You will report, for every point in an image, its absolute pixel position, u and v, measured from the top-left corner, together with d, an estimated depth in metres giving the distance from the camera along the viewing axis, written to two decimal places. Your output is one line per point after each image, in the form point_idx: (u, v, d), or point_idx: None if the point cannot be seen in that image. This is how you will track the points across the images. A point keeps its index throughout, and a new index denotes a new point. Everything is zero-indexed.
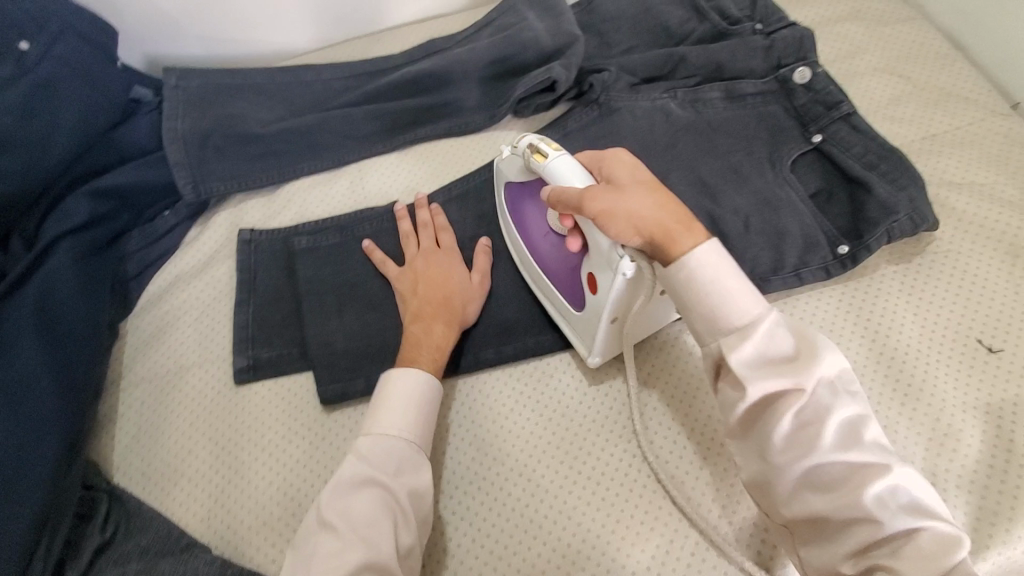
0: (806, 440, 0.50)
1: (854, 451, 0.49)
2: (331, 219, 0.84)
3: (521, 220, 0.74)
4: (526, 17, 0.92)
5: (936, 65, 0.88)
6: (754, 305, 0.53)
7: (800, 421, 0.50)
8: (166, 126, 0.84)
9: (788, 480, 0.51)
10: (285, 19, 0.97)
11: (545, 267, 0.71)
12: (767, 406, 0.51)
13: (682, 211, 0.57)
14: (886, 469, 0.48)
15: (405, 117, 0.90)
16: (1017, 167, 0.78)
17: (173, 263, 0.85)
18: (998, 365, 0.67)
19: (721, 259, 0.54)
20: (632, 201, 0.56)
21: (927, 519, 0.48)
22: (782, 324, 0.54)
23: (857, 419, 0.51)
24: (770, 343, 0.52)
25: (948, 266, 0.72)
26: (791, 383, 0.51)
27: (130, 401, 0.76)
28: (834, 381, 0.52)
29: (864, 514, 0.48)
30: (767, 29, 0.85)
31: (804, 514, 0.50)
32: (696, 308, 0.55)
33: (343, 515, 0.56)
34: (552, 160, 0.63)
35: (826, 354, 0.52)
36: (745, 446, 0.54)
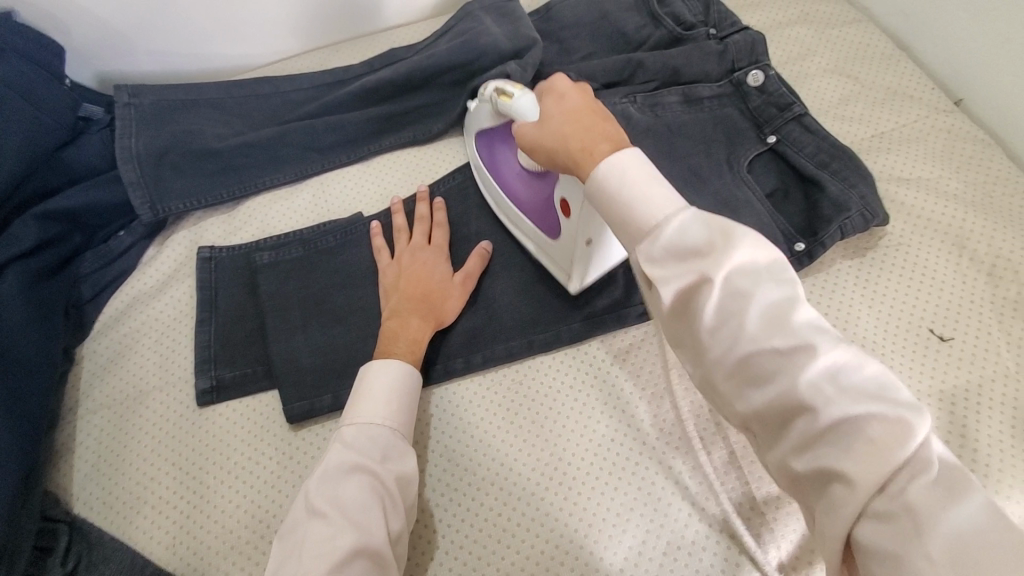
0: (727, 334, 0.45)
1: (781, 338, 0.44)
2: (294, 233, 0.83)
3: (493, 162, 0.81)
4: (485, 24, 0.92)
5: (882, 65, 0.91)
6: (662, 203, 0.50)
7: (722, 313, 0.45)
8: (119, 144, 0.82)
9: (725, 381, 0.46)
10: (241, 31, 0.96)
11: (520, 203, 0.77)
12: (689, 306, 0.47)
13: (592, 133, 0.56)
14: (815, 351, 0.43)
15: (367, 127, 0.89)
16: (960, 162, 0.81)
17: (130, 285, 0.83)
18: (950, 353, 0.69)
19: (624, 163, 0.52)
20: (542, 134, 0.60)
21: (877, 397, 0.41)
22: (689, 214, 0.48)
23: (781, 300, 0.45)
24: (682, 236, 0.47)
25: (899, 258, 0.75)
26: (699, 275, 0.46)
27: (88, 428, 0.74)
28: (754, 266, 0.46)
29: (801, 405, 0.42)
30: (720, 34, 0.88)
31: (751, 413, 0.46)
32: (613, 214, 0.52)
33: (333, 501, 0.55)
34: (514, 98, 0.69)
35: (744, 241, 0.46)
36: (684, 351, 0.50)
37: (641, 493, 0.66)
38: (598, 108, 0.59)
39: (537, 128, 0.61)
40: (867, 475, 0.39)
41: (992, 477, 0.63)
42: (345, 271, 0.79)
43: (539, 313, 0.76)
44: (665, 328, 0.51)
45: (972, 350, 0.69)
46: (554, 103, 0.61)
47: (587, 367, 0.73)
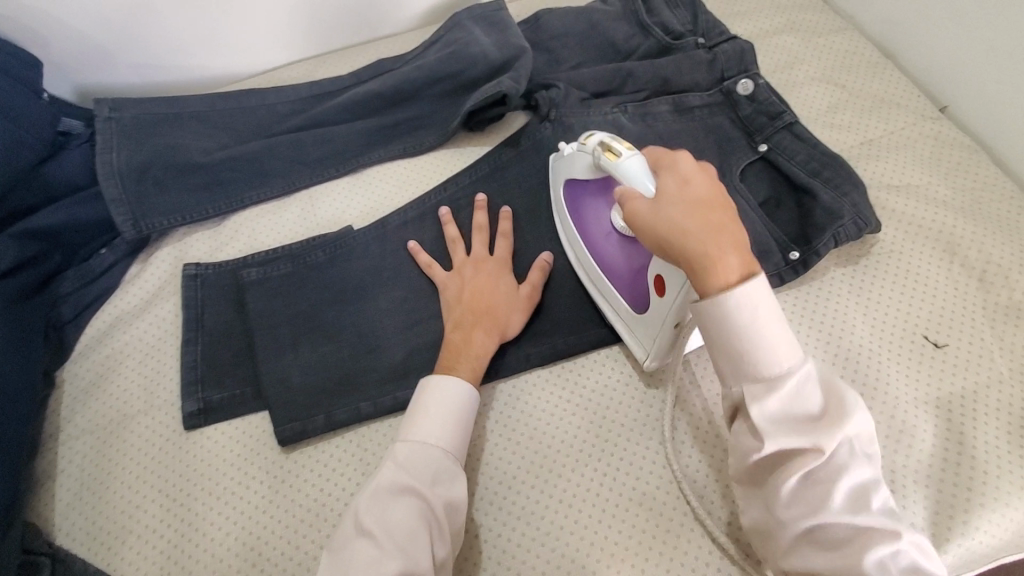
0: (811, 496, 0.51)
1: (863, 516, 0.49)
2: (282, 248, 0.81)
3: (581, 215, 0.75)
4: (473, 33, 0.92)
5: (868, 72, 0.92)
6: (790, 355, 0.53)
7: (806, 482, 0.51)
8: (100, 160, 0.79)
9: (788, 537, 0.51)
10: (226, 43, 0.94)
11: (607, 267, 0.71)
12: (780, 458, 0.53)
13: (719, 236, 0.53)
14: (893, 537, 0.48)
15: (356, 140, 0.88)
16: (948, 168, 0.82)
17: (113, 304, 0.80)
18: (944, 359, 0.69)
19: (756, 295, 0.52)
20: (659, 217, 0.55)
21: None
22: (807, 377, 0.53)
23: (869, 483, 0.51)
24: (793, 402, 0.53)
25: (893, 266, 0.75)
26: (809, 443, 0.51)
27: (70, 455, 0.71)
28: (856, 443, 0.52)
29: (860, 573, 0.47)
30: (709, 43, 0.88)
31: (801, 569, 0.50)
32: (721, 351, 0.54)
33: (381, 523, 0.55)
34: (625, 159, 0.62)
35: (858, 413, 0.52)
36: (751, 493, 0.56)
37: (639, 509, 0.65)
38: (720, 200, 0.56)
39: (650, 209, 0.57)
40: None
41: (992, 484, 0.63)
42: (336, 287, 0.78)
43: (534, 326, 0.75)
44: (736, 468, 0.57)
45: (966, 357, 0.69)
46: (679, 187, 0.57)
47: (583, 382, 0.72)
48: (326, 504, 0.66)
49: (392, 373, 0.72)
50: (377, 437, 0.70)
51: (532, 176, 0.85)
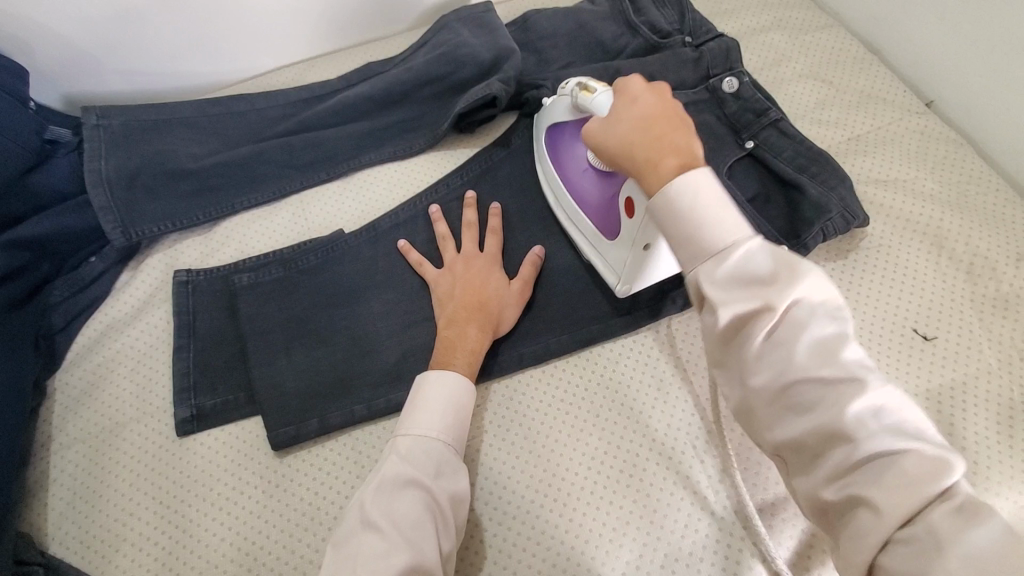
0: (777, 363, 0.45)
1: (830, 372, 0.44)
2: (274, 253, 0.81)
3: (559, 156, 0.78)
4: (462, 34, 0.92)
5: (854, 68, 0.92)
6: (733, 224, 0.47)
7: (772, 343, 0.45)
8: (88, 168, 0.79)
9: (764, 408, 0.46)
10: (214, 48, 0.94)
11: (582, 200, 0.75)
12: (738, 329, 0.46)
13: (662, 140, 0.52)
14: (864, 389, 0.43)
15: (346, 143, 0.88)
16: (934, 162, 0.83)
17: (104, 313, 0.80)
18: (933, 352, 0.70)
19: (700, 178, 0.49)
20: (610, 135, 0.56)
21: (916, 442, 0.42)
22: (753, 238, 0.47)
23: (835, 337, 0.45)
24: (745, 261, 0.46)
25: (882, 260, 0.76)
26: (760, 303, 0.45)
27: (62, 464, 0.71)
28: (814, 299, 0.45)
29: (841, 436, 0.43)
30: (696, 42, 0.88)
31: (785, 441, 0.46)
32: (674, 229, 0.49)
33: (388, 515, 0.54)
34: (597, 95, 0.67)
35: (809, 271, 0.46)
36: (721, 373, 0.50)
37: (635, 506, 0.65)
38: (674, 109, 0.55)
39: (604, 127, 0.57)
40: (895, 508, 0.40)
41: (983, 474, 0.64)
42: (328, 290, 0.78)
43: (527, 326, 0.75)
44: (707, 346, 0.50)
45: (955, 348, 0.70)
46: (628, 105, 0.57)
47: (576, 379, 0.73)
48: (322, 507, 0.66)
49: (386, 375, 0.72)
50: (371, 440, 0.70)
51: (522, 176, 0.85)
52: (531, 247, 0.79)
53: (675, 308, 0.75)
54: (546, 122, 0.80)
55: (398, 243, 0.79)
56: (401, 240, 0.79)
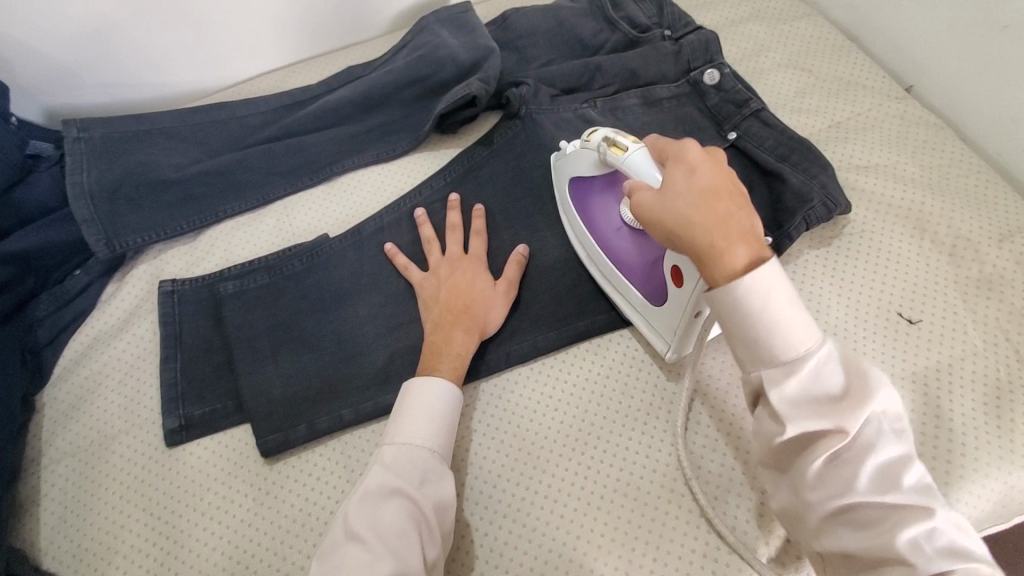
0: (838, 479, 0.46)
1: (891, 494, 0.44)
2: (259, 260, 0.80)
3: (586, 212, 0.75)
4: (441, 35, 0.92)
5: (833, 56, 0.93)
6: (806, 333, 0.47)
7: (834, 463, 0.46)
8: (69, 181, 0.79)
9: (818, 516, 0.47)
10: (194, 57, 0.94)
11: (619, 262, 0.71)
12: (804, 442, 0.48)
13: (728, 228, 0.49)
14: (927, 515, 0.43)
15: (329, 148, 0.88)
16: (915, 146, 0.83)
17: (90, 325, 0.80)
18: (918, 335, 0.70)
19: (767, 281, 0.47)
20: (667, 210, 0.52)
21: (968, 565, 0.42)
22: (827, 355, 0.47)
23: (899, 459, 0.46)
24: (817, 380, 0.47)
25: (865, 245, 0.76)
26: (830, 424, 0.46)
27: (52, 479, 0.70)
28: (884, 420, 0.46)
29: (897, 558, 0.43)
30: (675, 35, 0.89)
31: (835, 549, 0.46)
32: (734, 337, 0.50)
33: (371, 526, 0.54)
34: (633, 154, 0.63)
35: (883, 389, 0.46)
36: (778, 475, 0.52)
37: (624, 501, 0.65)
38: (734, 185, 0.51)
39: (656, 200, 0.53)
40: None
41: (971, 455, 0.64)
42: (314, 295, 0.78)
43: (514, 324, 0.75)
44: (759, 451, 0.52)
45: (941, 331, 0.70)
46: (685, 176, 0.52)
47: (565, 376, 0.73)
48: (312, 512, 0.66)
49: (374, 378, 0.72)
50: (360, 444, 0.70)
51: (505, 174, 0.85)
52: (516, 246, 0.79)
53: None
54: (563, 177, 0.78)
55: (385, 247, 0.79)
56: (387, 244, 0.79)
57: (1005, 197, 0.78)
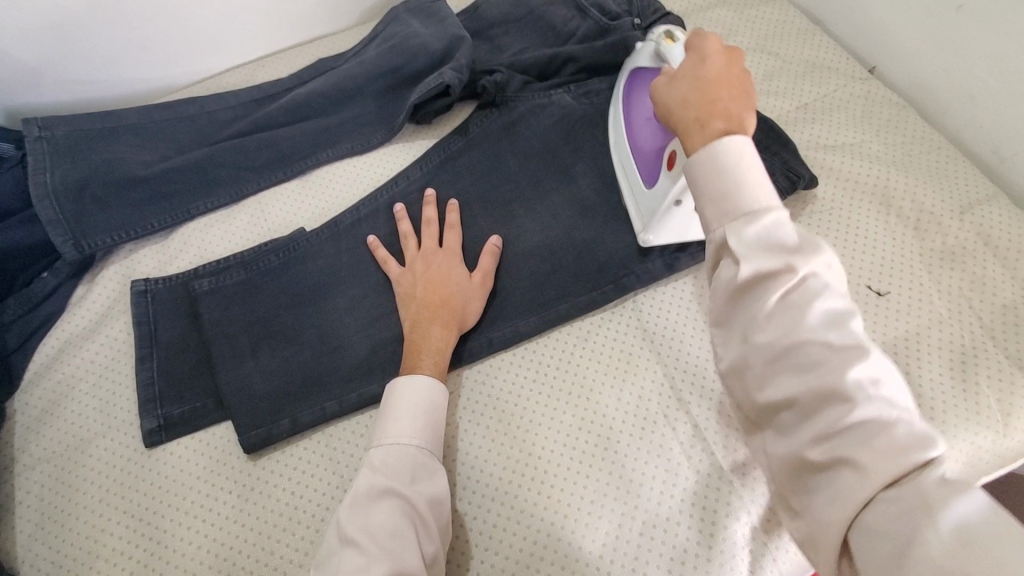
0: (787, 322, 0.43)
1: (840, 337, 0.42)
2: (233, 256, 0.79)
3: (629, 104, 0.80)
4: (411, 25, 0.92)
5: (799, 39, 0.95)
6: (766, 192, 0.47)
7: (786, 306, 0.44)
8: (32, 181, 0.76)
9: (761, 363, 0.45)
10: (160, 51, 0.92)
11: (635, 147, 0.77)
12: (753, 286, 0.45)
13: (715, 104, 0.51)
14: (867, 358, 0.41)
15: (302, 140, 0.87)
16: (880, 125, 0.85)
17: (61, 328, 0.78)
18: (887, 306, 0.72)
19: (743, 144, 0.48)
20: (670, 91, 0.55)
21: (907, 416, 0.40)
22: (784, 213, 0.46)
23: (844, 311, 0.44)
24: (773, 228, 0.45)
25: (835, 222, 0.78)
26: (781, 265, 0.44)
27: (27, 486, 0.69)
28: (828, 274, 0.45)
29: (837, 398, 0.41)
30: (644, 23, 0.90)
31: (776, 400, 0.44)
32: (700, 190, 0.49)
33: (365, 529, 0.53)
34: (677, 47, 0.67)
35: (826, 247, 0.46)
36: (725, 329, 0.48)
37: (609, 479, 0.66)
38: (739, 77, 0.53)
39: (667, 84, 0.56)
40: (881, 467, 0.38)
41: (941, 418, 0.66)
42: (293, 290, 0.77)
43: (495, 309, 0.75)
44: (711, 304, 0.49)
45: (909, 301, 0.72)
46: (696, 64, 0.55)
47: (546, 359, 0.73)
48: (300, 507, 0.66)
49: (356, 370, 0.72)
50: (346, 436, 0.69)
51: (483, 163, 0.85)
52: (492, 235, 0.79)
53: (638, 282, 0.76)
54: (625, 66, 0.82)
55: (367, 241, 0.78)
56: (368, 237, 0.79)
57: (965, 172, 0.80)
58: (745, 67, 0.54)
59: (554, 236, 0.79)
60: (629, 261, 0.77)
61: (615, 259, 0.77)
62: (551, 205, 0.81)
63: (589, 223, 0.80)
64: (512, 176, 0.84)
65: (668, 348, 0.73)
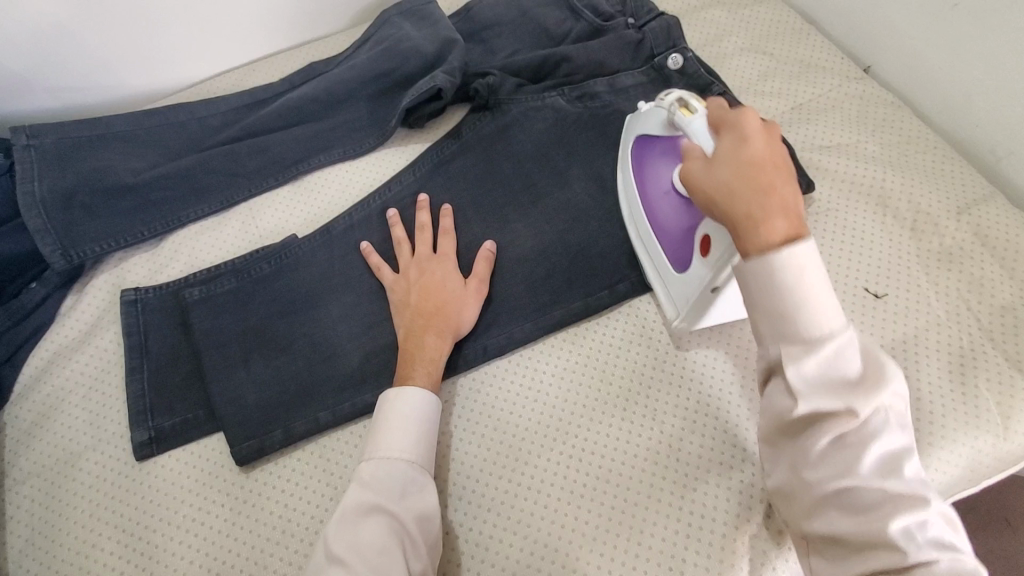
0: (839, 466, 0.49)
1: (895, 484, 0.48)
2: (224, 264, 0.78)
3: (643, 173, 0.74)
4: (403, 28, 0.91)
5: (794, 39, 0.94)
6: (833, 316, 0.50)
7: (839, 445, 0.49)
8: (19, 191, 0.75)
9: (814, 488, 0.50)
10: (149, 57, 0.91)
11: (657, 224, 0.71)
12: (811, 421, 0.51)
13: (772, 199, 0.50)
14: (922, 505, 0.47)
15: (294, 146, 0.86)
16: (875, 125, 0.85)
17: (50, 339, 0.77)
18: (885, 309, 0.72)
19: (806, 254, 0.49)
20: (709, 176, 0.54)
21: (954, 554, 0.45)
22: (845, 344, 0.50)
23: (899, 453, 0.49)
24: (834, 364, 0.50)
25: (832, 224, 0.78)
26: (842, 405, 0.49)
27: (17, 501, 0.68)
28: (891, 410, 0.50)
29: (884, 539, 0.46)
30: (638, 23, 0.89)
31: (823, 531, 0.50)
32: (757, 314, 0.52)
33: (352, 547, 0.53)
34: (696, 120, 0.61)
35: (892, 378, 0.50)
36: (777, 453, 0.55)
37: (607, 489, 0.65)
38: (782, 160, 0.53)
39: (705, 169, 0.55)
40: None
41: (939, 422, 0.66)
42: (285, 298, 0.76)
43: (490, 316, 0.74)
44: (765, 425, 0.55)
45: (907, 304, 0.72)
46: (735, 143, 0.54)
47: (543, 366, 0.73)
48: (293, 520, 0.65)
49: (350, 379, 0.71)
50: (339, 446, 0.68)
51: (476, 167, 0.84)
52: (486, 240, 0.78)
53: (633, 287, 0.76)
54: (631, 129, 0.77)
55: (359, 247, 0.78)
56: (361, 243, 0.78)
57: (963, 172, 0.80)
58: (782, 142, 0.54)
59: (548, 241, 0.78)
60: (625, 266, 0.77)
61: (610, 264, 0.77)
62: (545, 209, 0.80)
63: (584, 228, 0.79)
64: (505, 180, 0.83)
65: (665, 356, 0.72)
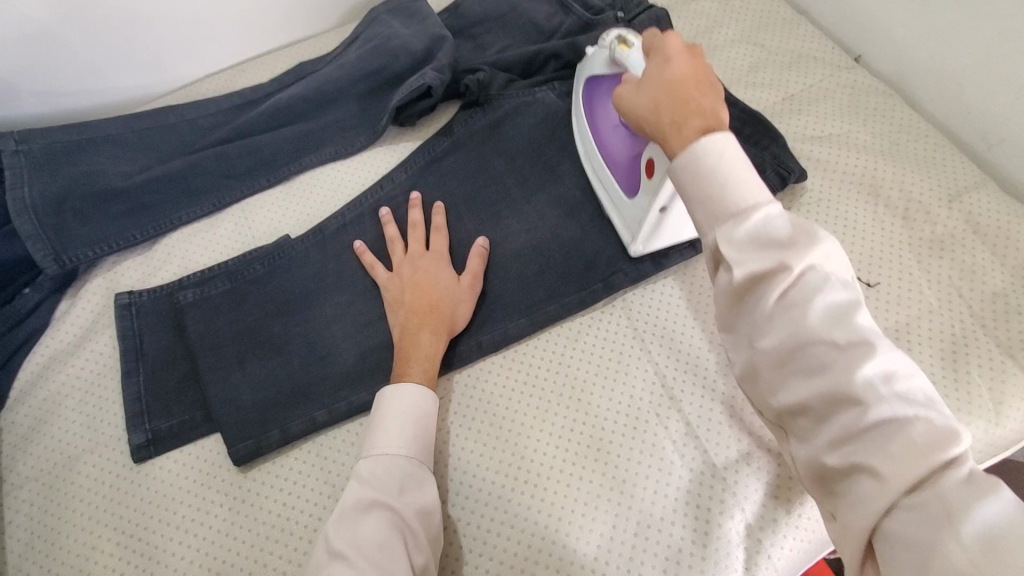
0: (788, 324, 0.44)
1: (845, 333, 0.43)
2: (218, 267, 0.78)
3: (592, 116, 0.79)
4: (392, 25, 0.91)
5: (784, 29, 0.94)
6: (755, 190, 0.47)
7: (788, 308, 0.44)
8: (10, 197, 0.75)
9: (771, 368, 0.46)
10: (138, 59, 0.90)
11: (610, 159, 0.75)
12: (751, 289, 0.46)
13: (689, 106, 0.51)
14: (876, 353, 0.42)
15: (285, 146, 0.86)
16: (866, 114, 0.85)
17: (46, 344, 0.77)
18: (877, 298, 0.72)
19: (721, 143, 0.48)
20: (636, 99, 0.55)
21: (926, 409, 0.41)
22: (772, 207, 0.46)
23: (848, 303, 0.44)
24: (766, 226, 0.46)
25: (824, 214, 0.78)
26: (777, 264, 0.44)
27: (15, 505, 0.68)
28: (828, 265, 0.45)
29: (847, 401, 0.42)
30: (628, 16, 0.88)
31: (790, 403, 0.45)
32: (693, 197, 0.49)
33: (353, 542, 0.53)
34: (633, 52, 0.66)
35: (826, 240, 0.45)
36: (733, 334, 0.49)
37: (603, 478, 0.65)
38: (704, 72, 0.53)
39: (633, 90, 0.56)
40: (901, 475, 0.39)
41: None
42: (280, 298, 0.76)
43: (485, 312, 0.75)
44: (718, 311, 0.50)
45: (900, 293, 0.72)
46: (660, 64, 0.55)
47: (535, 361, 0.73)
48: (292, 518, 0.65)
49: (346, 378, 0.71)
50: (337, 445, 0.69)
51: (468, 164, 0.84)
52: (479, 236, 0.78)
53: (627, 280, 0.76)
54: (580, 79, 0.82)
55: (353, 246, 0.78)
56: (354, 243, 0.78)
57: (953, 159, 0.80)
58: (708, 61, 0.55)
59: (541, 236, 0.78)
60: (618, 260, 0.77)
61: (603, 258, 0.77)
62: (537, 204, 0.80)
63: (576, 222, 0.79)
64: (497, 176, 0.83)
65: (659, 348, 0.72)
